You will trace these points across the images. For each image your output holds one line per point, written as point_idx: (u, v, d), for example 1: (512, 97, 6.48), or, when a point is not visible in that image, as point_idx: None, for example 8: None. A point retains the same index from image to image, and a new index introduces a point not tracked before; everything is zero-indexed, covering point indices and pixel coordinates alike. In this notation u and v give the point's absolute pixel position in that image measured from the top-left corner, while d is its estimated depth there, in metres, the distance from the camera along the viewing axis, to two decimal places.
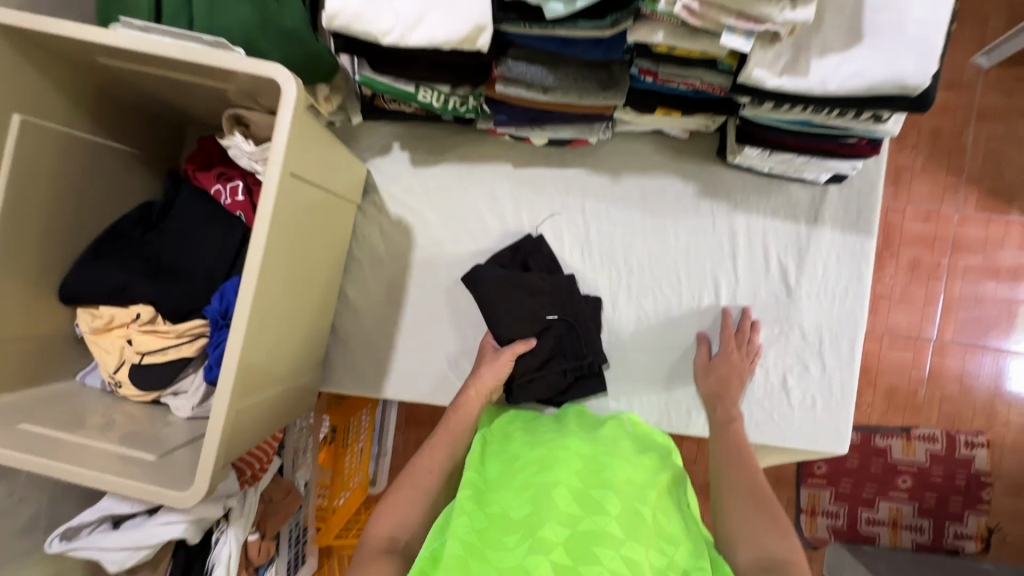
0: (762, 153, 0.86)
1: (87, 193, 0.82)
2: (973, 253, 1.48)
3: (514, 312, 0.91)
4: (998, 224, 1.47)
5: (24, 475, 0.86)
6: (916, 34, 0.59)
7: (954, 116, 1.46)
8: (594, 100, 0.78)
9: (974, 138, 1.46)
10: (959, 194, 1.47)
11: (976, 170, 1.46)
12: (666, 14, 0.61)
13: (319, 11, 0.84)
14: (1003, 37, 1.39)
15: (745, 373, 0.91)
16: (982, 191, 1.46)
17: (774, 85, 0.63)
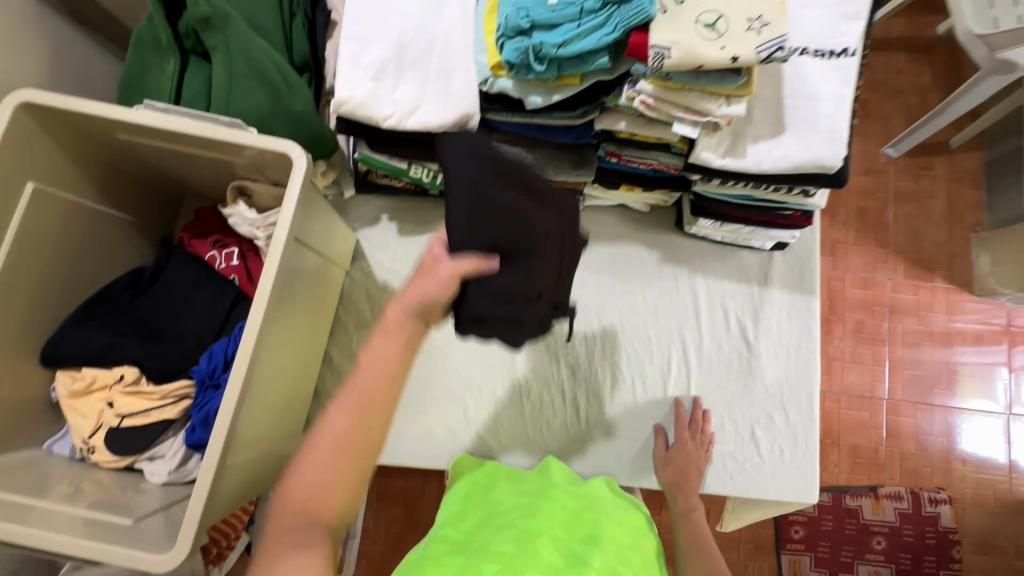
0: (714, 224, 0.98)
1: (82, 258, 0.85)
2: (908, 316, 1.63)
3: (484, 216, 0.60)
4: (925, 290, 1.64)
5: None
6: (827, 126, 0.73)
7: (874, 197, 1.68)
8: (567, 176, 0.88)
9: (893, 216, 1.67)
10: (888, 264, 1.65)
11: (899, 243, 1.66)
12: (627, 106, 0.73)
13: (322, 99, 0.94)
14: (904, 133, 1.63)
15: (703, 462, 0.95)
16: (908, 262, 1.65)
17: (719, 164, 0.75)
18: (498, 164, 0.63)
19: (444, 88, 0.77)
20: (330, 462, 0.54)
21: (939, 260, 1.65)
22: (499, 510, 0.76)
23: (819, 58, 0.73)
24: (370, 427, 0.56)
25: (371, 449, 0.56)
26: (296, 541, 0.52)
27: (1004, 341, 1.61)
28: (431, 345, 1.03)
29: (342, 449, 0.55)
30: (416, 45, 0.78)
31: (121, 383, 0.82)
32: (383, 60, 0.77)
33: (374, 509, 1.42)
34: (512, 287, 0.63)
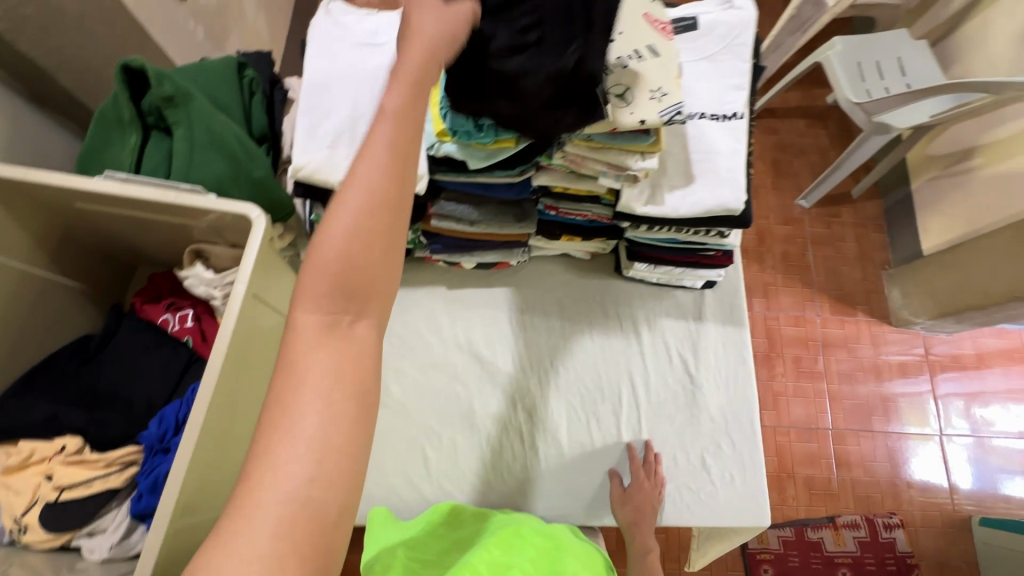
0: (649, 267, 1.08)
1: (27, 328, 0.84)
2: (840, 349, 1.77)
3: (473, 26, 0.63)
4: (850, 324, 1.79)
5: None
6: (728, 175, 0.85)
7: (795, 242, 1.87)
8: (512, 228, 0.96)
9: (813, 259, 1.85)
10: (815, 302, 1.81)
11: (822, 283, 1.83)
12: (558, 164, 0.82)
13: (279, 166, 1.01)
14: (812, 186, 1.85)
15: (657, 500, 0.98)
16: (832, 299, 1.81)
17: (643, 211, 0.85)
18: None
19: None
20: (358, 217, 0.45)
21: (859, 296, 1.82)
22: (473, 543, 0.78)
23: (716, 121, 0.87)
24: (394, 176, 0.46)
25: (401, 202, 0.46)
26: (319, 331, 0.45)
27: (926, 369, 1.76)
28: (390, 397, 1.04)
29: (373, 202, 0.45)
30: (368, 116, 0.86)
31: (60, 454, 0.78)
32: (338, 130, 0.85)
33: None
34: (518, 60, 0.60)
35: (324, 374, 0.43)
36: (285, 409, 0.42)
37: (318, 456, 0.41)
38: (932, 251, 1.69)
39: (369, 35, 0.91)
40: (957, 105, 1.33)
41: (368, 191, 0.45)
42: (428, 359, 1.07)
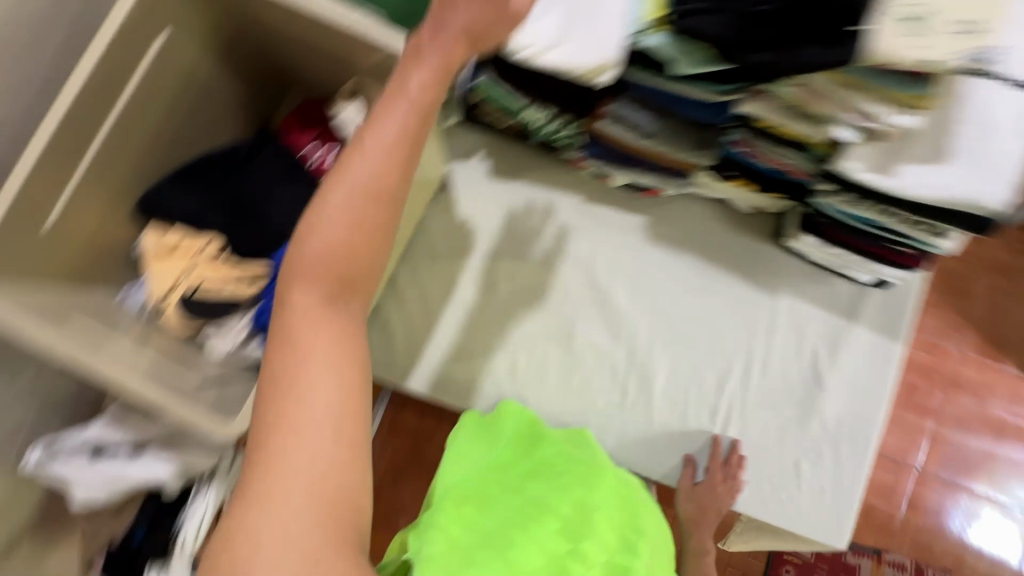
0: (818, 244, 0.93)
1: (187, 124, 0.87)
2: (968, 394, 1.54)
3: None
4: (991, 372, 1.54)
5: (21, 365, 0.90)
6: (994, 165, 0.66)
7: (968, 261, 1.57)
8: (682, 154, 0.84)
9: (981, 288, 1.56)
10: (959, 334, 1.55)
11: (980, 318, 1.55)
12: (786, 95, 0.67)
13: None
14: None
15: (725, 506, 0.95)
16: (984, 336, 1.55)
17: (862, 178, 0.68)
18: None
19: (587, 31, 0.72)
20: (345, 213, 0.59)
21: (1015, 342, 1.54)
22: (549, 472, 0.82)
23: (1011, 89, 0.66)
24: (389, 175, 0.59)
25: (395, 198, 0.60)
26: (311, 307, 0.60)
27: None
28: (496, 293, 1.01)
29: (355, 201, 0.58)
30: None
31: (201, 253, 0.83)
32: None
33: (385, 435, 1.46)
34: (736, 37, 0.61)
35: (319, 345, 0.59)
36: (293, 379, 0.57)
37: (328, 397, 0.57)
38: None
39: None
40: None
41: (353, 191, 0.59)
42: (544, 268, 1.02)
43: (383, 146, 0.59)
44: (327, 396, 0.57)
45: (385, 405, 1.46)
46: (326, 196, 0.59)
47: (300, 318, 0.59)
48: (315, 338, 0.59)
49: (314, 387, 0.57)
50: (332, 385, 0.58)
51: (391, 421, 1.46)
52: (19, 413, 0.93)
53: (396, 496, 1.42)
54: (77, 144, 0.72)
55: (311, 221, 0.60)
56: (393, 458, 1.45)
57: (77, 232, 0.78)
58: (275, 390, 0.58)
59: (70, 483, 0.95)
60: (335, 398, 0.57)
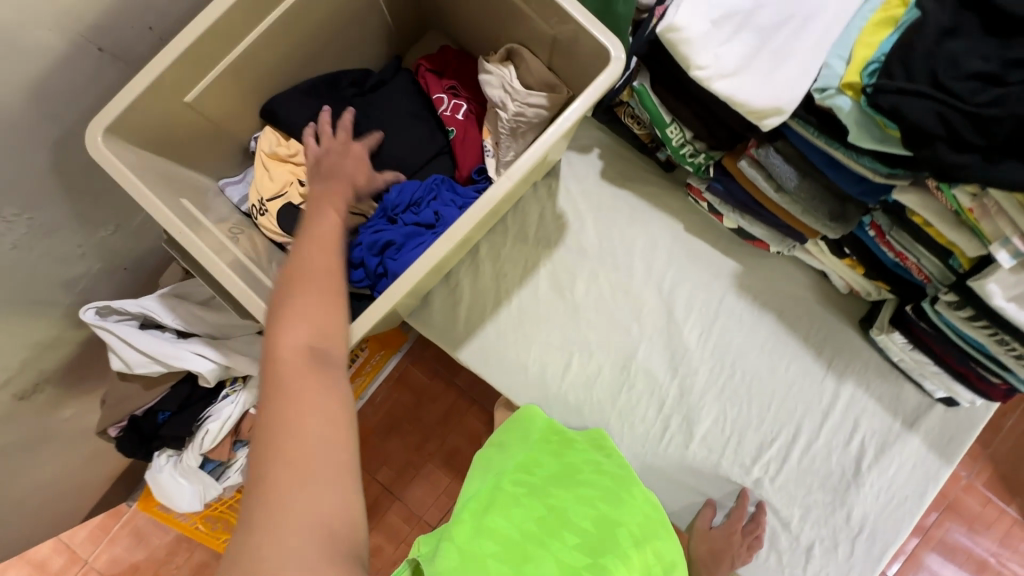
0: (906, 346, 0.90)
1: (338, 42, 0.84)
2: (961, 522, 1.33)
3: (913, 87, 0.58)
4: (993, 509, 1.33)
5: (101, 218, 0.88)
6: None
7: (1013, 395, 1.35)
8: (813, 221, 0.80)
9: (1012, 425, 1.33)
10: (975, 462, 1.34)
11: (1000, 452, 1.33)
12: (952, 199, 0.65)
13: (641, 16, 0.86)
14: None
15: (737, 561, 0.93)
16: (1002, 472, 1.33)
17: (999, 304, 0.66)
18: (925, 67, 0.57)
19: (773, 69, 0.69)
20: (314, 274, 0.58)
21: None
22: (580, 481, 0.77)
23: None
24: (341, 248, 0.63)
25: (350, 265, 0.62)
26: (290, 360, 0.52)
27: None
28: (571, 292, 1.00)
29: (323, 269, 0.59)
30: (776, 12, 0.70)
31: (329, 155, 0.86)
32: (735, 10, 0.70)
33: (390, 385, 1.41)
34: (943, 135, 0.57)
35: (303, 392, 0.50)
36: (287, 429, 0.48)
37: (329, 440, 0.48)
38: None
39: None
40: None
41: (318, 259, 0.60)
42: (623, 283, 1.00)
43: (328, 228, 0.63)
44: (321, 437, 0.48)
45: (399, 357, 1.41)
46: (285, 279, 0.58)
47: (280, 368, 0.52)
48: (303, 386, 0.51)
49: (307, 429, 0.48)
50: (325, 427, 0.49)
51: (400, 373, 1.41)
52: (86, 265, 0.92)
53: (381, 447, 1.39)
54: (238, 27, 0.70)
55: (275, 300, 0.57)
56: (392, 413, 1.40)
57: (207, 112, 0.77)
58: (270, 448, 0.47)
59: (114, 349, 0.92)
60: (330, 440, 0.48)
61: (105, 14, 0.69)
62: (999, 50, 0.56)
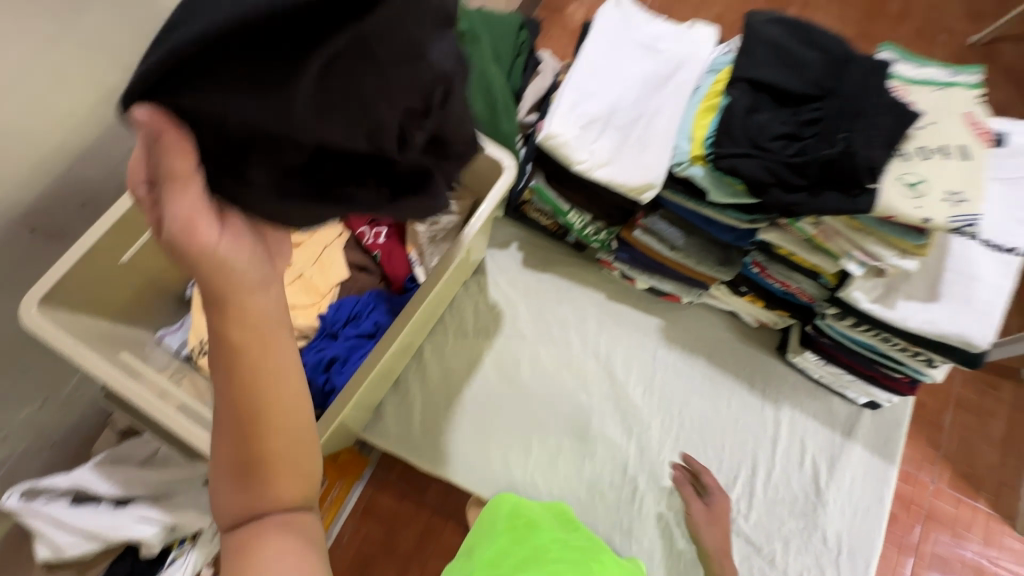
0: (819, 361, 1.00)
1: None
2: (943, 527, 1.37)
3: (738, 150, 0.73)
4: (966, 507, 1.39)
5: (30, 395, 0.86)
6: (982, 307, 0.76)
7: (939, 397, 1.47)
8: (708, 269, 0.92)
9: (951, 422, 1.44)
10: (935, 465, 1.41)
11: (951, 450, 1.42)
12: (801, 229, 0.79)
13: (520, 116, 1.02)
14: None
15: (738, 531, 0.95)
16: (959, 468, 1.41)
17: (866, 307, 0.78)
18: (742, 135, 0.73)
19: (637, 154, 0.84)
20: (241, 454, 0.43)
21: (988, 481, 1.40)
22: (546, 559, 0.76)
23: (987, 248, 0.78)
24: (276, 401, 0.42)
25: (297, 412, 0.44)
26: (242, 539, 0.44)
27: None
28: (518, 375, 1.04)
29: (252, 437, 0.42)
30: (628, 113, 0.87)
31: None
32: (596, 115, 0.87)
33: (357, 519, 1.33)
34: (772, 182, 0.72)
35: None
36: None
37: None
38: None
39: (657, 43, 0.91)
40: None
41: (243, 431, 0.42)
42: (564, 356, 1.06)
43: (259, 388, 0.41)
44: None
45: (363, 485, 1.35)
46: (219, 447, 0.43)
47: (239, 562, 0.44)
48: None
49: None
50: None
51: (367, 502, 1.34)
52: (9, 450, 0.87)
53: None
54: None
55: (220, 482, 0.44)
56: (364, 549, 1.31)
57: (146, 268, 0.82)
58: None
59: (42, 535, 0.84)
60: None
61: (39, 201, 0.74)
62: (790, 115, 0.73)
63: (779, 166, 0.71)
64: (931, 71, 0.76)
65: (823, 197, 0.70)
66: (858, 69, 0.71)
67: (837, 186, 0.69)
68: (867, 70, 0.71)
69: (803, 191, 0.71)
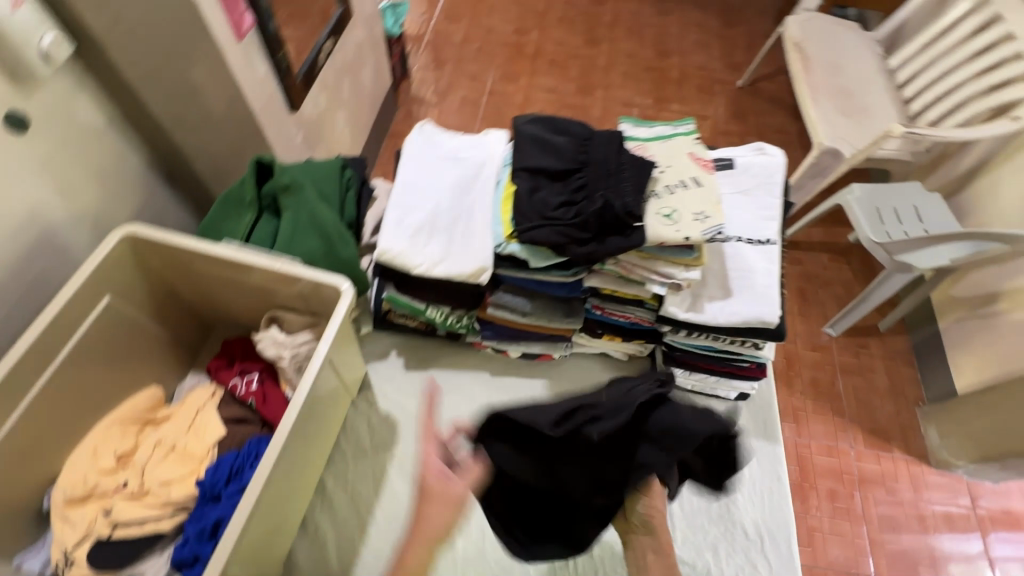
0: (685, 372, 1.12)
1: (118, 374, 0.94)
2: (877, 486, 1.46)
3: (532, 223, 0.87)
4: (887, 461, 1.50)
5: None
6: (764, 290, 0.93)
7: (824, 369, 1.64)
8: (560, 322, 1.05)
9: (844, 387, 1.61)
10: (848, 431, 1.54)
11: (854, 413, 1.57)
12: (611, 269, 0.92)
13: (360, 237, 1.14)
14: (893, 309, 1.69)
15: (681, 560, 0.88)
16: (867, 427, 1.55)
17: (684, 316, 0.93)
18: (533, 210, 0.88)
19: (463, 247, 0.97)
20: None
21: (892, 429, 1.55)
22: None
23: (752, 244, 0.96)
24: None
25: None
26: None
27: (975, 525, 1.43)
28: None
29: None
30: (447, 214, 1.00)
31: (110, 439, 0.90)
32: (421, 224, 0.99)
33: None
34: (566, 241, 0.85)
35: None
36: None
37: None
38: (967, 392, 1.48)
39: (457, 152, 1.08)
40: (975, 250, 1.36)
41: None
42: None
43: None
44: None
45: None
46: None
47: None
48: None
49: None
50: None
51: None
52: None
53: None
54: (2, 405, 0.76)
55: None
56: None
57: None
58: None
59: None
60: None
61: None
62: (562, 187, 0.89)
63: (568, 228, 0.85)
64: (658, 129, 0.99)
65: (608, 242, 0.84)
66: (601, 140, 0.90)
67: (613, 232, 0.85)
68: (608, 141, 0.90)
69: (593, 241, 0.85)
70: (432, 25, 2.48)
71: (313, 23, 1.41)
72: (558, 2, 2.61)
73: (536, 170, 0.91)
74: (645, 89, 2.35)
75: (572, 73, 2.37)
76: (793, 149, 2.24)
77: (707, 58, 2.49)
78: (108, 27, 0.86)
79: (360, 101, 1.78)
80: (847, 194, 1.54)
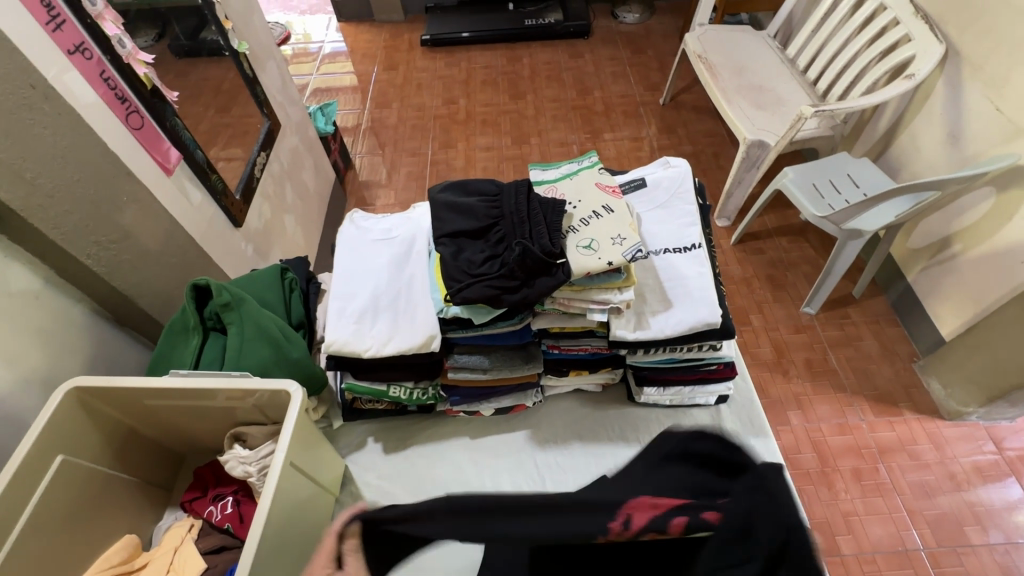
0: (659, 389, 1.12)
1: (86, 530, 0.91)
2: (900, 454, 1.42)
3: (463, 282, 0.89)
4: (900, 425, 1.46)
5: None
6: (702, 293, 0.95)
7: (814, 349, 1.63)
8: (521, 369, 1.05)
9: (836, 361, 1.60)
10: (853, 404, 1.51)
11: (853, 384, 1.55)
12: (552, 308, 0.93)
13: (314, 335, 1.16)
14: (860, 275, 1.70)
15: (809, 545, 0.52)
16: (870, 396, 1.52)
17: (634, 336, 0.94)
18: (463, 272, 0.91)
19: (409, 320, 0.98)
20: None
21: (895, 391, 1.53)
22: None
23: (681, 252, 1.00)
24: None
25: None
26: None
27: (1008, 470, 1.37)
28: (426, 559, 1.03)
29: None
30: (387, 293, 1.02)
31: None
32: (363, 307, 1.01)
33: None
34: (497, 292, 0.87)
35: None
36: None
37: None
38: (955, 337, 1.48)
39: (386, 232, 1.12)
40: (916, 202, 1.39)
41: None
42: None
43: None
44: None
45: None
46: None
47: None
48: None
49: None
50: None
51: None
52: None
53: None
54: None
55: None
56: None
57: None
58: None
59: None
60: None
61: None
62: (484, 244, 0.93)
63: (497, 280, 0.87)
64: (566, 169, 1.05)
65: (537, 284, 0.86)
66: (510, 192, 0.94)
67: (539, 273, 0.87)
68: (516, 191, 0.94)
69: (523, 286, 0.87)
70: (367, 115, 2.61)
71: (245, 142, 1.47)
72: (479, 69, 2.78)
73: (458, 234, 0.95)
74: (576, 125, 2.47)
75: (506, 127, 2.48)
76: (727, 149, 2.33)
77: (627, 86, 2.63)
78: (27, 197, 0.84)
79: (306, 202, 1.83)
80: (782, 178, 1.60)
